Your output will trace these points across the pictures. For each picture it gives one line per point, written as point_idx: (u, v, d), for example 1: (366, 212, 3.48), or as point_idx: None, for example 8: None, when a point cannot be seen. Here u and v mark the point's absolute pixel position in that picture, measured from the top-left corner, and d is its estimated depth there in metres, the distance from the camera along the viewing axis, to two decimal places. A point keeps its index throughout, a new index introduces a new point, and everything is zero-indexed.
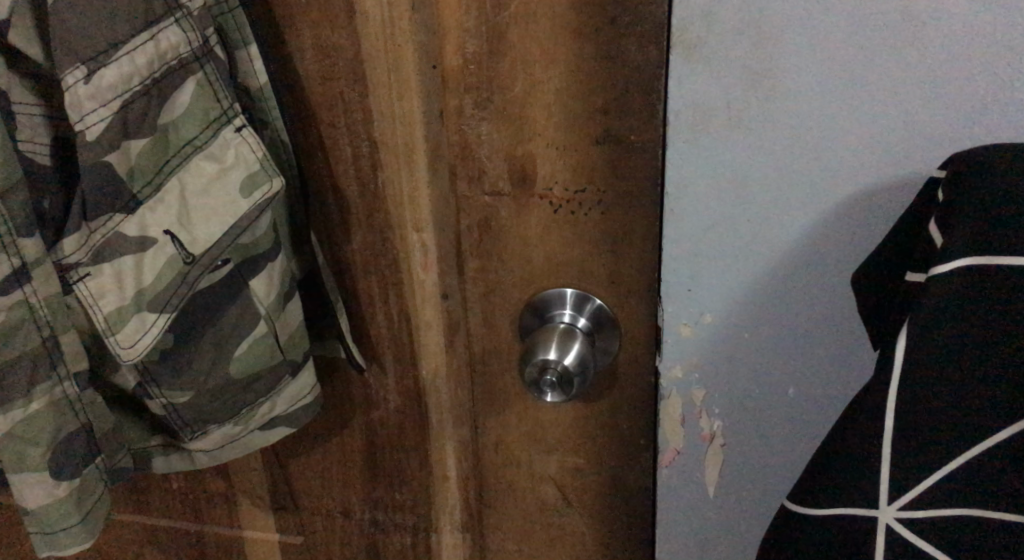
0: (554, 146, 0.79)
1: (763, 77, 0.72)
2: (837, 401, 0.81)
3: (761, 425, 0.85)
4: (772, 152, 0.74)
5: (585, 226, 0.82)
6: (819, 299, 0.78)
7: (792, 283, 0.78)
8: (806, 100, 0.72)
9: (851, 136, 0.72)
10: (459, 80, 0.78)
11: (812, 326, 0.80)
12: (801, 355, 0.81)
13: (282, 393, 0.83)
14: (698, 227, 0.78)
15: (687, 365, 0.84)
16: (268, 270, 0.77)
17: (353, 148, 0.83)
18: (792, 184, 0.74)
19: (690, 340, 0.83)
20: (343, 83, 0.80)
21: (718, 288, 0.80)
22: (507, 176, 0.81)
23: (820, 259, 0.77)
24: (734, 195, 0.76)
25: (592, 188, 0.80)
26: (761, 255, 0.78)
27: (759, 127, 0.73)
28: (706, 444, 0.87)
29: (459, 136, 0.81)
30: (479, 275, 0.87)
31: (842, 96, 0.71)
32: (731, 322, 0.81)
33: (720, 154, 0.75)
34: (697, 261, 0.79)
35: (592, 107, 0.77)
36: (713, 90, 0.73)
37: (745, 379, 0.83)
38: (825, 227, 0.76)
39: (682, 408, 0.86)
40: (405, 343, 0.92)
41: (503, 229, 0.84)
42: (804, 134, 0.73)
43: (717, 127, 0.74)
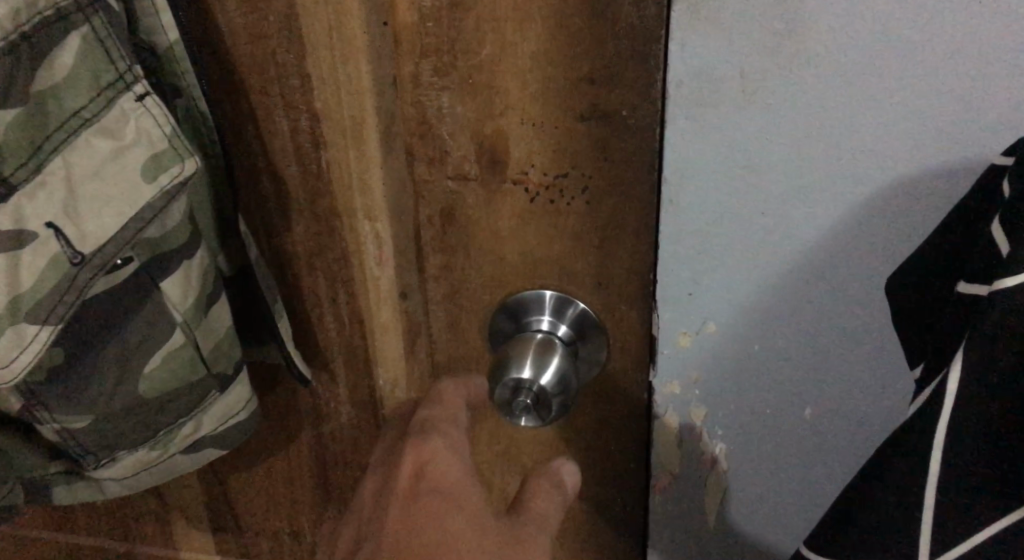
0: (531, 122, 0.66)
1: (785, 40, 0.58)
2: (868, 431, 0.69)
3: (773, 449, 0.72)
4: (794, 134, 0.61)
5: (568, 218, 0.69)
6: (847, 310, 0.66)
7: (814, 288, 0.66)
8: (839, 69, 0.59)
9: (890, 116, 0.59)
10: (413, 40, 0.65)
11: (838, 342, 0.67)
12: (825, 371, 0.68)
13: (208, 410, 0.70)
14: (701, 222, 0.65)
15: (686, 382, 0.71)
16: (183, 269, 0.64)
17: (290, 121, 0.69)
18: (818, 172, 0.62)
19: (690, 354, 0.70)
20: (275, 43, 0.66)
21: (725, 294, 0.67)
22: (475, 159, 0.68)
23: (849, 261, 0.64)
24: (747, 185, 0.63)
25: (576, 173, 0.67)
26: (778, 256, 0.65)
27: (778, 103, 0.60)
28: (708, 468, 0.74)
29: (417, 109, 0.67)
30: (443, 273, 0.74)
31: (883, 65, 0.58)
32: (740, 333, 0.68)
33: (730, 135, 0.61)
34: (699, 261, 0.66)
35: (576, 76, 0.64)
36: (723, 57, 0.59)
37: (755, 400, 0.71)
38: (856, 223, 0.63)
39: (680, 427, 0.73)
40: (358, 349, 0.79)
41: (471, 219, 0.71)
42: (834, 112, 0.60)
43: (727, 100, 0.60)
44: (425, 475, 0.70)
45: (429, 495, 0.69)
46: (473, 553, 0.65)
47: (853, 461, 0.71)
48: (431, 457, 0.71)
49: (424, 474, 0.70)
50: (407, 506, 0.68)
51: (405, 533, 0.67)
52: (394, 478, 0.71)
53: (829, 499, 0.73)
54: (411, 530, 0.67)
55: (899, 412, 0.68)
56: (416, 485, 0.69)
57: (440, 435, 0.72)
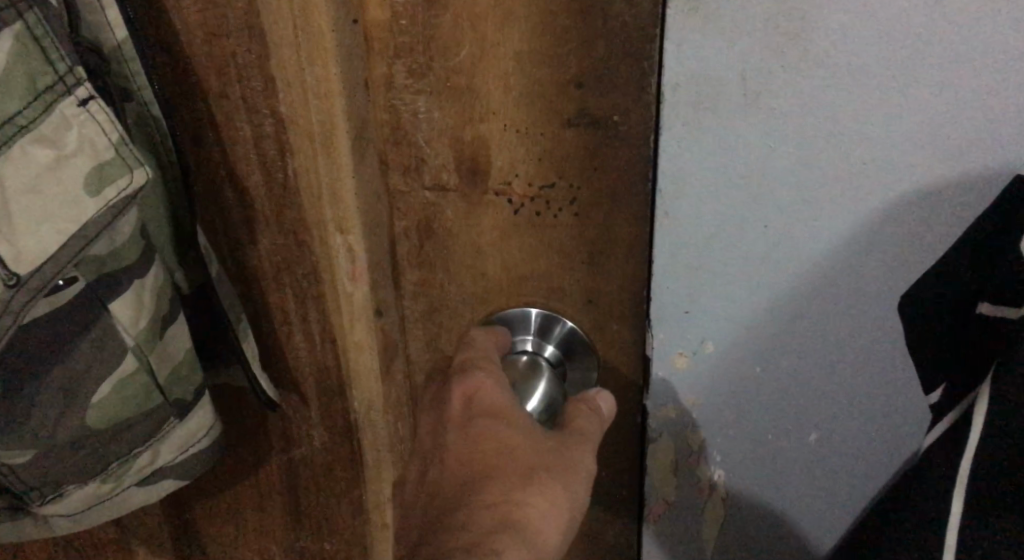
0: (514, 128, 0.60)
1: (792, 41, 0.53)
2: (879, 462, 0.65)
3: (777, 477, 0.67)
4: (802, 141, 0.56)
5: (554, 231, 0.64)
6: (858, 329, 0.61)
7: (822, 306, 0.60)
8: (850, 72, 0.54)
9: (905, 122, 0.54)
10: (385, 40, 0.60)
11: (847, 362, 0.62)
12: (833, 395, 0.63)
13: (166, 440, 0.65)
14: (698, 234, 0.59)
15: (682, 406, 0.66)
16: (136, 287, 0.60)
17: (253, 125, 0.63)
18: (826, 181, 0.57)
19: (685, 376, 0.65)
20: (233, 41, 0.60)
21: (723, 311, 0.62)
22: (454, 168, 0.63)
23: (858, 279, 0.59)
24: (749, 195, 0.58)
25: (563, 184, 0.62)
26: (782, 272, 0.60)
27: (783, 106, 0.55)
28: (705, 498, 0.69)
29: (391, 114, 0.62)
30: (420, 291, 0.68)
31: (897, 67, 0.53)
32: (741, 355, 0.63)
33: (730, 141, 0.56)
34: (695, 277, 0.61)
35: (563, 79, 0.58)
36: (723, 59, 0.54)
37: (756, 425, 0.65)
38: (866, 238, 0.58)
39: (675, 453, 0.68)
40: (331, 371, 0.73)
41: (450, 232, 0.65)
42: (845, 118, 0.55)
43: (727, 105, 0.55)
44: (478, 402, 0.59)
45: (484, 416, 0.58)
46: (528, 462, 0.56)
47: (862, 492, 0.66)
48: (478, 385, 0.60)
49: (475, 400, 0.59)
50: (458, 428, 0.59)
51: (456, 452, 0.58)
52: (438, 403, 0.60)
53: (838, 530, 0.68)
54: (462, 449, 0.58)
55: (913, 442, 0.63)
56: (467, 410, 0.59)
57: (485, 371, 0.61)
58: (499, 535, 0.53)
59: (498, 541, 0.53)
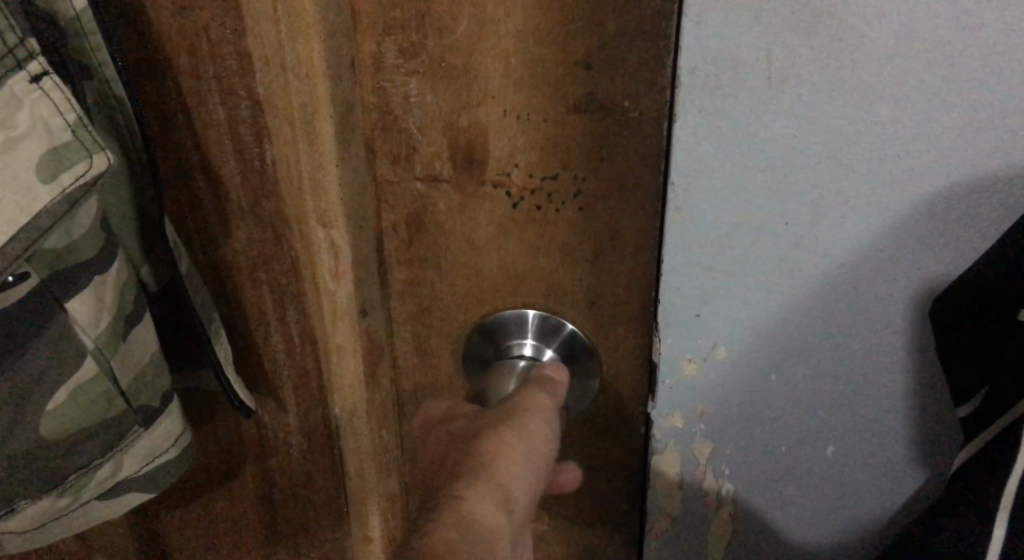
0: (514, 113, 0.54)
1: (825, 13, 0.47)
2: (905, 483, 0.57)
3: (795, 496, 0.60)
4: (831, 122, 0.49)
5: (558, 227, 0.57)
6: (889, 336, 0.54)
7: (849, 308, 0.53)
8: (889, 49, 0.47)
9: (949, 103, 0.48)
10: (373, 14, 0.53)
11: (877, 371, 0.55)
12: (860, 408, 0.56)
13: (128, 449, 0.59)
14: (712, 229, 0.53)
15: (689, 418, 0.58)
16: (95, 284, 0.54)
17: (228, 109, 0.59)
18: (856, 169, 0.50)
19: (694, 385, 0.57)
20: (207, 16, 0.56)
21: (736, 315, 0.55)
22: (448, 157, 0.56)
23: (890, 279, 0.52)
24: (770, 184, 0.51)
25: (567, 175, 0.55)
26: (803, 270, 0.53)
27: (812, 86, 0.48)
28: (711, 511, 0.61)
29: (378, 96, 0.56)
30: (408, 290, 0.62)
31: (944, 47, 0.47)
32: (755, 363, 0.56)
33: (751, 125, 0.50)
34: (707, 275, 0.54)
35: (570, 59, 0.52)
36: (747, 35, 0.48)
37: (770, 443, 0.58)
38: (900, 232, 0.51)
39: (679, 468, 0.60)
40: (311, 373, 0.68)
41: (443, 228, 0.59)
42: (881, 96, 0.48)
43: (747, 86, 0.49)
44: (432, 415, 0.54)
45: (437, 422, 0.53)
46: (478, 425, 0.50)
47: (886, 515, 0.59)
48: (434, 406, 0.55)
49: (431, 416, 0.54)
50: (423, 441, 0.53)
51: (441, 438, 0.52)
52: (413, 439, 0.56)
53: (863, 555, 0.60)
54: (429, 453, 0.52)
55: (941, 461, 0.56)
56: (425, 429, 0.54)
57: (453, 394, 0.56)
58: (495, 474, 0.47)
59: (496, 483, 0.47)
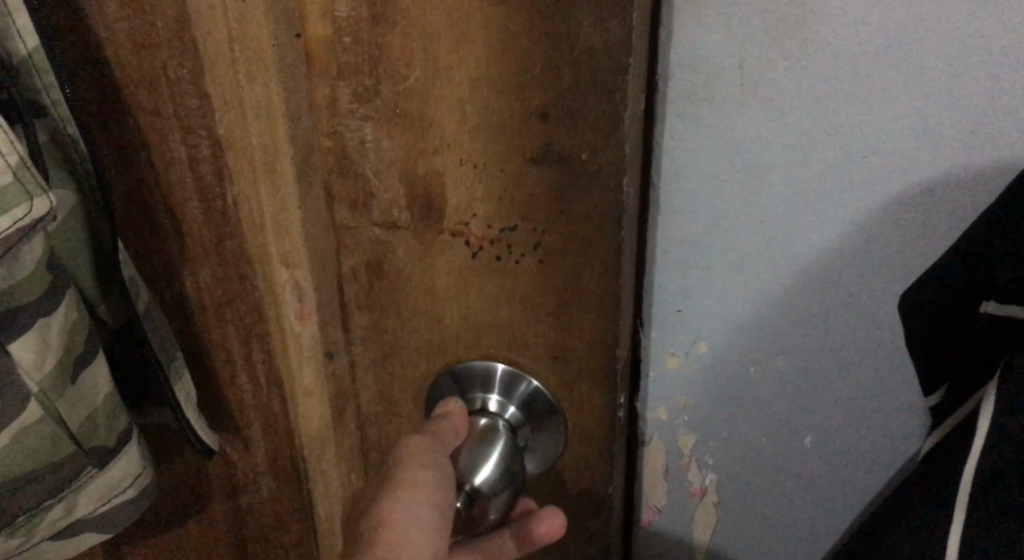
0: (470, 163, 0.52)
1: (796, 26, 0.54)
2: (880, 462, 0.67)
3: (772, 463, 0.69)
4: (800, 138, 0.57)
5: (518, 279, 0.55)
6: (854, 321, 0.62)
7: (821, 295, 0.62)
8: (850, 67, 0.55)
9: (904, 114, 0.55)
10: (326, 57, 0.51)
11: (841, 353, 0.64)
12: (827, 386, 0.65)
13: (83, 490, 0.59)
14: (697, 234, 0.61)
15: (676, 402, 0.68)
16: (38, 327, 0.54)
17: (189, 148, 0.58)
18: (825, 178, 0.58)
19: (681, 372, 0.67)
20: (164, 54, 0.55)
21: (718, 311, 0.64)
22: (406, 204, 0.54)
23: (856, 270, 0.61)
24: (745, 195, 0.59)
25: (526, 228, 0.53)
26: (778, 263, 0.61)
27: (780, 107, 0.56)
28: (695, 501, 0.72)
29: (334, 140, 0.54)
30: (370, 337, 0.60)
31: (900, 63, 0.54)
32: (736, 353, 0.65)
33: (729, 139, 0.58)
34: (693, 275, 0.63)
35: (526, 108, 0.50)
36: (721, 47, 0.56)
37: (750, 425, 0.68)
38: (863, 230, 0.59)
39: (666, 456, 0.71)
40: (279, 414, 0.67)
41: (402, 275, 0.57)
42: (843, 116, 0.56)
43: (723, 99, 0.57)
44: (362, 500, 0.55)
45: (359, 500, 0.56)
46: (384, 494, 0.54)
47: (855, 500, 0.69)
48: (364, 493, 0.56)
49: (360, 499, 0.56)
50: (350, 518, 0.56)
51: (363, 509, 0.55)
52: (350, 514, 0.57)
53: (837, 524, 0.71)
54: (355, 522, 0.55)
55: (905, 437, 0.65)
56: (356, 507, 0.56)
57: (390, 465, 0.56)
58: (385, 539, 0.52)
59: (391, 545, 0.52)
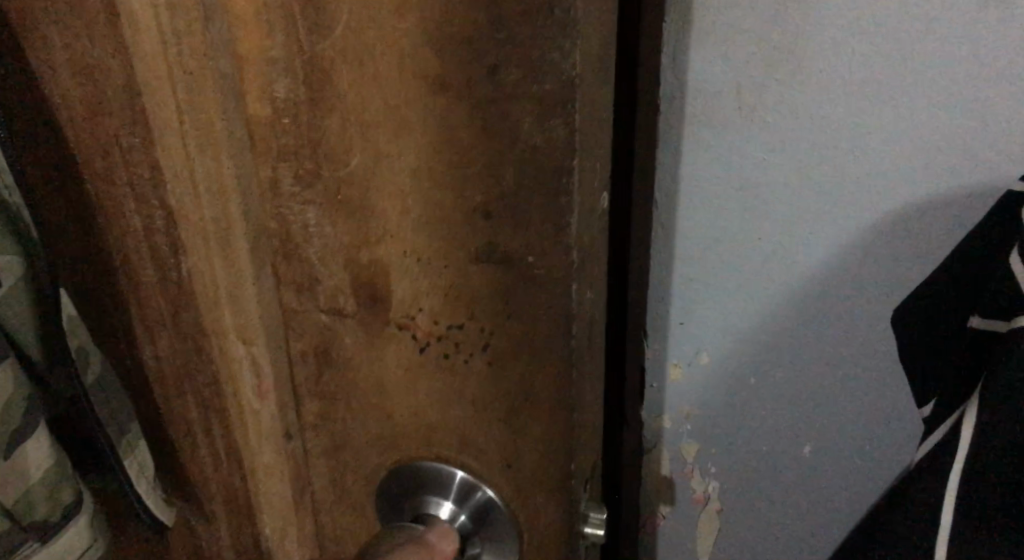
0: (414, 255, 0.48)
1: (791, 64, 0.60)
2: (875, 466, 0.72)
3: (774, 470, 0.75)
4: (795, 161, 0.63)
5: (467, 378, 0.51)
6: (844, 335, 0.68)
7: (814, 310, 0.67)
8: (839, 101, 0.60)
9: (887, 147, 0.61)
10: (267, 139, 0.49)
11: (833, 365, 0.69)
12: (823, 397, 0.70)
13: None
14: (703, 249, 0.67)
15: (681, 411, 0.74)
16: None
17: (143, 218, 0.56)
18: (818, 204, 0.64)
19: (687, 380, 0.72)
20: (116, 123, 0.53)
21: (719, 322, 0.69)
22: (351, 293, 0.51)
23: (847, 292, 0.66)
24: (744, 216, 0.65)
25: (474, 326, 0.49)
26: (776, 281, 0.67)
27: (775, 135, 0.62)
28: (699, 506, 0.78)
29: (279, 222, 0.51)
30: (322, 422, 0.57)
31: (883, 99, 0.60)
32: (737, 360, 0.71)
33: (732, 158, 0.64)
34: (696, 290, 0.69)
35: (468, 204, 0.46)
36: (724, 81, 0.61)
37: (751, 428, 0.73)
38: (853, 253, 0.65)
39: (672, 461, 0.77)
40: (239, 492, 0.64)
41: (351, 364, 0.53)
42: (832, 144, 0.62)
43: (726, 128, 0.63)
44: None
45: None
46: None
47: (853, 504, 0.74)
48: None
49: None
50: None
51: None
52: None
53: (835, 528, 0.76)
54: None
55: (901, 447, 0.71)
56: None
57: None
58: None
59: None
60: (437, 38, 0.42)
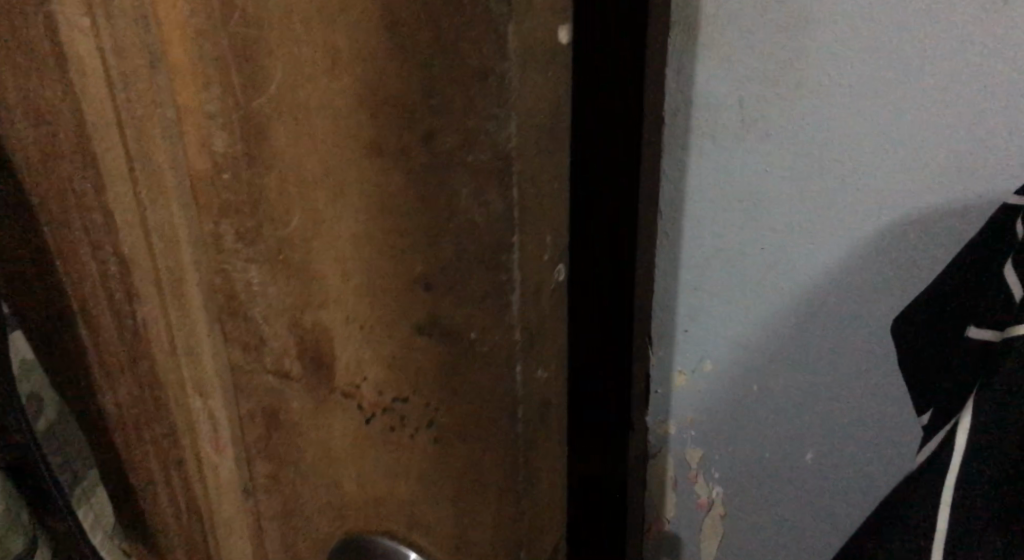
0: (356, 323, 0.45)
1: (797, 38, 0.47)
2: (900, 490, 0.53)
3: (790, 517, 0.56)
4: (805, 154, 0.49)
5: (413, 454, 0.47)
6: (854, 369, 0.52)
7: (817, 343, 0.52)
8: (854, 84, 0.47)
9: (923, 136, 0.46)
10: (209, 193, 0.46)
11: (844, 407, 0.53)
12: (834, 444, 0.54)
13: None
14: (701, 259, 0.53)
15: (683, 424, 0.57)
16: None
17: (98, 263, 0.53)
18: (829, 209, 0.49)
19: (687, 412, 0.57)
20: (69, 166, 0.51)
21: (720, 348, 0.54)
22: (296, 355, 0.48)
23: (864, 323, 0.51)
24: (737, 233, 0.51)
25: (417, 401, 0.46)
26: (779, 306, 0.52)
27: (781, 120, 0.48)
28: (703, 512, 0.59)
29: (223, 278, 0.48)
30: (275, 483, 0.54)
31: (912, 71, 0.46)
32: (737, 396, 0.55)
33: (728, 153, 0.50)
34: (693, 311, 0.54)
35: (408, 276, 0.42)
36: (720, 71, 0.49)
37: (765, 469, 0.56)
38: (872, 270, 0.50)
39: (672, 468, 0.59)
40: (203, 542, 0.62)
41: (299, 427, 0.51)
42: (845, 135, 0.48)
43: (719, 120, 0.50)
44: None
45: None
46: None
47: None
48: None
49: None
50: None
51: None
52: None
53: None
54: None
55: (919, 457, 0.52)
56: None
57: None
58: None
59: None
60: (371, 101, 0.39)
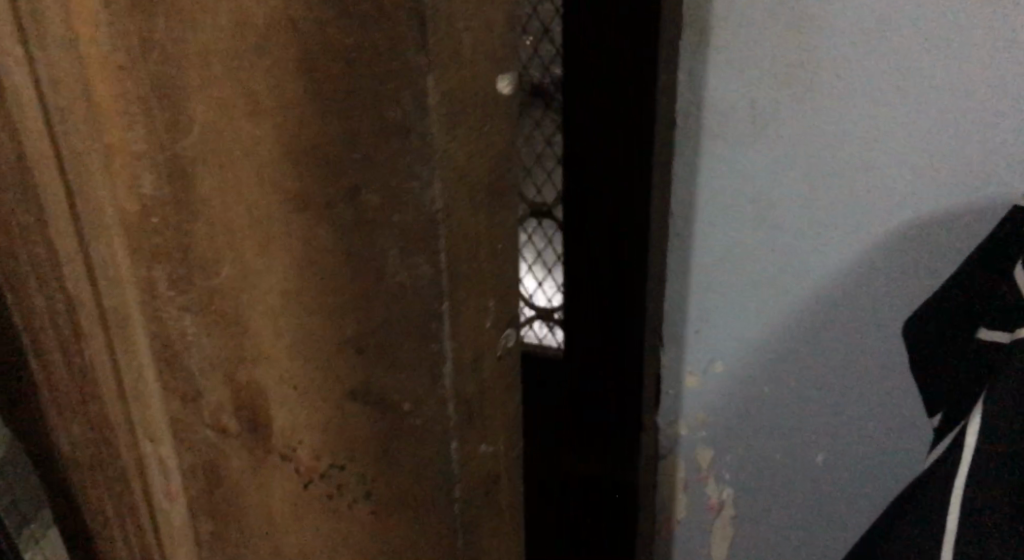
0: (289, 382, 0.42)
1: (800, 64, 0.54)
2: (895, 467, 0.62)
3: (792, 486, 0.65)
4: (810, 160, 0.56)
5: (350, 521, 0.44)
6: (854, 353, 0.60)
7: (821, 333, 0.60)
8: (855, 100, 0.54)
9: (910, 149, 0.54)
10: (137, 239, 0.42)
11: (841, 386, 0.61)
12: (835, 420, 0.62)
13: None
14: (714, 255, 0.60)
15: (692, 424, 0.66)
16: None
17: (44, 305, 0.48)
18: (834, 210, 0.56)
19: (698, 393, 0.65)
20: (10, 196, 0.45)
21: (730, 336, 0.62)
22: (233, 412, 0.44)
23: (862, 311, 0.59)
24: (761, 214, 0.58)
25: (353, 467, 0.42)
26: (788, 298, 0.60)
27: (789, 133, 0.55)
28: (713, 515, 0.69)
29: (156, 329, 0.44)
30: (216, 547, 0.49)
31: (902, 94, 0.52)
32: (747, 376, 0.63)
33: (742, 159, 0.57)
34: (707, 301, 0.62)
35: (337, 337, 0.40)
36: (731, 87, 0.56)
37: (767, 445, 0.65)
38: (868, 268, 0.57)
39: (684, 471, 0.68)
40: None
41: (238, 487, 0.47)
42: (848, 144, 0.55)
43: (734, 129, 0.56)
44: None
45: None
46: None
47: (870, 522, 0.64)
48: None
49: None
50: None
51: None
52: None
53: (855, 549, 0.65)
54: None
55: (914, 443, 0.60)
56: None
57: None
58: None
59: None
60: (298, 151, 0.37)
